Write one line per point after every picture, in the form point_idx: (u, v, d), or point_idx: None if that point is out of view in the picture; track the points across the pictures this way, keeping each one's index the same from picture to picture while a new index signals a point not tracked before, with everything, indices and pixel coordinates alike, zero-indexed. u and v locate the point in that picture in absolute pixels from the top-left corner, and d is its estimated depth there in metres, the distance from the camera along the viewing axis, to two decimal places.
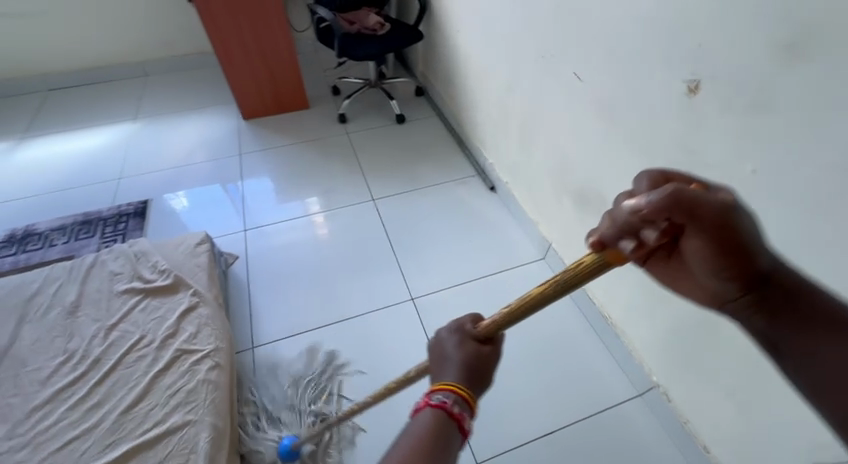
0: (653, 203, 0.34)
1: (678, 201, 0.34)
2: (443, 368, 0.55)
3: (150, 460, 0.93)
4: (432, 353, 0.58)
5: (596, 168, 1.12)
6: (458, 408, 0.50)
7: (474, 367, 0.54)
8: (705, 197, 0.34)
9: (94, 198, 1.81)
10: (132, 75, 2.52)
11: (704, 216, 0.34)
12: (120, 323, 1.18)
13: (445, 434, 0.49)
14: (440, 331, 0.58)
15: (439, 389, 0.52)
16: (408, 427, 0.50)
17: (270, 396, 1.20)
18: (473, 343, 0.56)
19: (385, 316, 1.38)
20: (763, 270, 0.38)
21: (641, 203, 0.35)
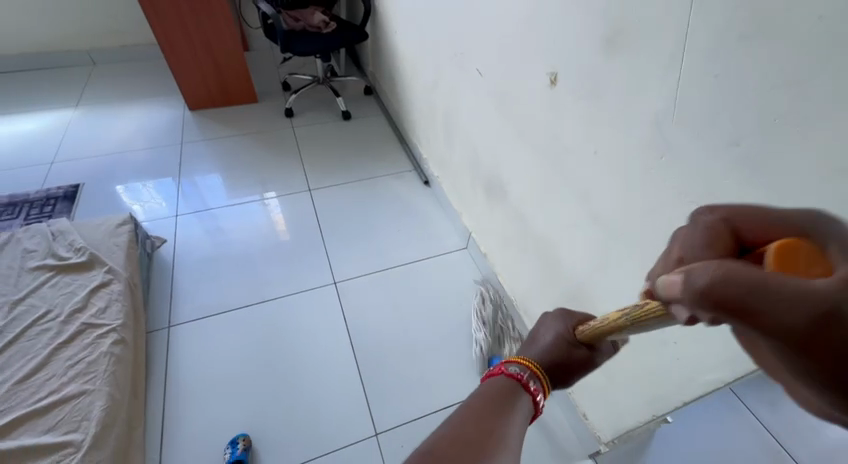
0: (692, 287, 0.26)
1: (715, 289, 0.24)
2: (531, 349, 0.59)
3: (38, 427, 0.94)
4: (528, 334, 0.63)
5: (497, 157, 1.20)
6: (533, 382, 0.54)
7: (560, 359, 0.56)
8: (758, 297, 0.23)
9: (22, 181, 1.78)
10: (78, 63, 2.49)
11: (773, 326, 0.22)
12: (27, 297, 1.18)
13: (513, 402, 0.52)
14: (543, 317, 0.63)
15: (519, 363, 0.56)
16: (480, 389, 0.54)
17: (179, 374, 1.21)
18: (566, 338, 0.57)
19: (307, 297, 1.43)
20: None
21: (675, 283, 0.28)
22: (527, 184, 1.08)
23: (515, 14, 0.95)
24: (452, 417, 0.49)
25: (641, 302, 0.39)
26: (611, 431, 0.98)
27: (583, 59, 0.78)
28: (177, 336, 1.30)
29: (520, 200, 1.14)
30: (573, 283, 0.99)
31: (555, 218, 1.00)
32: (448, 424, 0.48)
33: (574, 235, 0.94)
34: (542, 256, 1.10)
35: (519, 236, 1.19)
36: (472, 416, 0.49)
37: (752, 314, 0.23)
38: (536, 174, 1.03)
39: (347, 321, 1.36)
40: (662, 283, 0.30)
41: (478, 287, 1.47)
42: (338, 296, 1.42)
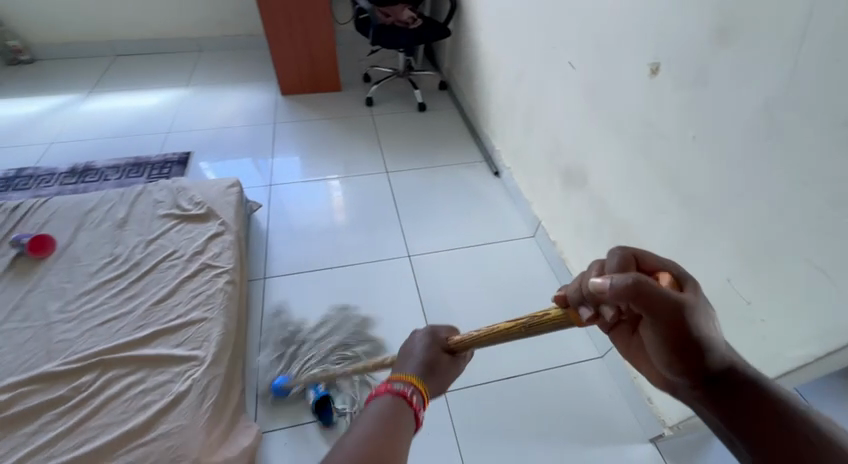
0: (615, 287, 0.42)
1: (636, 289, 0.41)
2: (406, 363, 0.61)
3: (170, 342, 1.12)
4: (402, 350, 0.66)
5: (580, 146, 1.26)
6: (415, 398, 0.56)
7: (431, 366, 0.61)
8: (661, 295, 0.42)
9: (143, 146, 2.06)
10: (188, 49, 2.81)
11: (659, 310, 0.43)
12: (158, 238, 1.39)
13: (402, 419, 0.53)
14: (414, 334, 0.66)
15: (400, 380, 0.57)
16: (366, 413, 0.54)
17: (274, 318, 1.38)
18: (441, 348, 0.64)
19: (383, 265, 1.56)
20: (713, 371, 0.47)
21: (604, 284, 0.43)
22: (611, 172, 1.13)
23: (618, 8, 1.01)
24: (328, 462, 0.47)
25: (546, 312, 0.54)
26: (677, 415, 1.02)
27: (689, 49, 0.83)
28: (272, 286, 1.47)
29: (601, 187, 1.19)
30: None
31: (637, 203, 1.05)
32: None
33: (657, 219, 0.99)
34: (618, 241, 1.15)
35: (595, 223, 1.24)
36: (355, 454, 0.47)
37: (655, 303, 0.42)
38: (622, 161, 1.08)
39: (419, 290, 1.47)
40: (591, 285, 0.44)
41: (543, 273, 1.52)
42: (412, 267, 1.54)
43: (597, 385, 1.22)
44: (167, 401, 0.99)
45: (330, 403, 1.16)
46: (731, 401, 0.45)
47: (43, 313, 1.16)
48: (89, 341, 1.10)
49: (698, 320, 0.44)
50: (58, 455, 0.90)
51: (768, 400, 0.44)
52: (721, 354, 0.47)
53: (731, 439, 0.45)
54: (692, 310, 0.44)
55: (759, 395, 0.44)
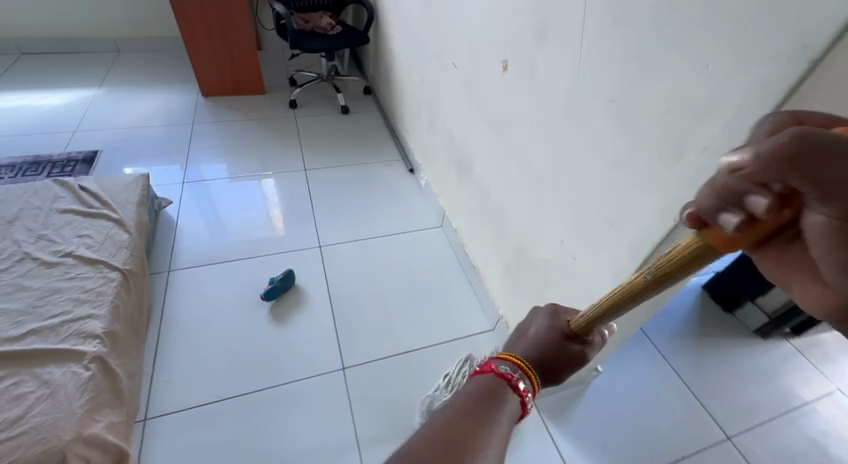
0: (761, 156, 0.28)
1: (794, 152, 0.27)
2: (519, 347, 0.67)
3: (51, 336, 1.07)
4: (517, 332, 0.71)
5: (466, 139, 1.40)
6: (523, 382, 0.61)
7: (550, 352, 0.64)
8: (839, 156, 0.25)
9: (45, 145, 1.96)
10: (104, 49, 2.72)
11: (842, 189, 0.26)
12: (48, 233, 1.33)
13: (498, 396, 0.58)
14: (537, 313, 0.71)
15: (509, 362, 0.63)
16: (467, 386, 0.61)
17: (176, 310, 1.38)
18: (550, 330, 0.66)
19: (294, 256, 1.60)
20: None
21: (743, 160, 0.30)
22: (487, 159, 1.27)
23: (480, 14, 1.16)
24: (432, 421, 0.55)
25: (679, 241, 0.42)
26: None
27: (524, 48, 0.98)
28: (177, 280, 1.46)
29: (482, 175, 1.33)
30: (517, 241, 1.18)
31: (504, 186, 1.20)
32: (437, 430, 0.53)
33: (517, 198, 1.13)
34: (496, 222, 1.29)
35: (481, 207, 1.38)
36: (456, 420, 0.54)
37: (825, 171, 0.26)
38: (493, 149, 1.22)
39: (328, 278, 1.53)
40: (727, 164, 0.31)
41: (447, 258, 1.64)
42: (322, 256, 1.60)
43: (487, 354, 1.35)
44: (45, 389, 0.98)
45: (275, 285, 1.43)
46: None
47: None
48: None
49: None
50: None
51: None
52: None
53: None
54: None
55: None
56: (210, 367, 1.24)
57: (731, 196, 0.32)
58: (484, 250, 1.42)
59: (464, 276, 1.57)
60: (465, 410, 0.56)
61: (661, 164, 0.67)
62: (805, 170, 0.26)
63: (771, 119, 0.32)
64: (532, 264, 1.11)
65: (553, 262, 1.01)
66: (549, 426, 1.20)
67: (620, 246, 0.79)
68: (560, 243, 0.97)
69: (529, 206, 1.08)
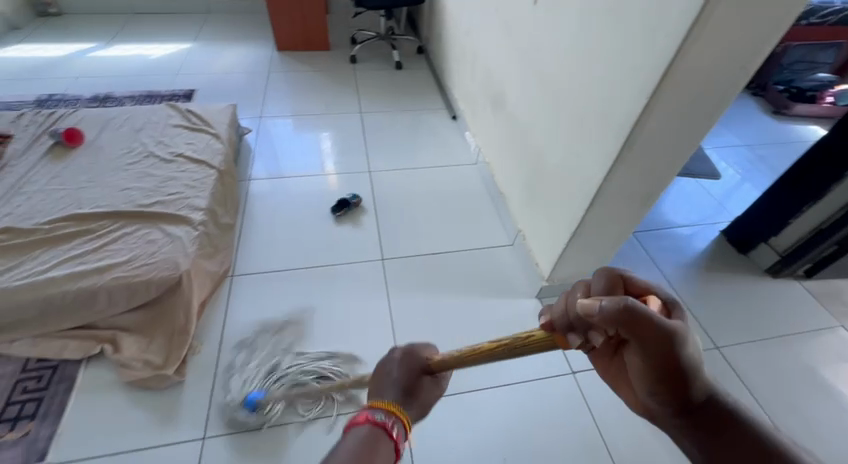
0: (604, 311, 0.42)
1: (628, 316, 0.41)
2: (383, 391, 0.64)
3: (170, 206, 1.43)
4: (377, 373, 0.70)
5: (500, 75, 1.60)
6: (396, 428, 0.58)
7: (408, 386, 0.66)
8: (647, 321, 0.42)
9: (155, 84, 2.39)
10: (197, 10, 3.15)
11: (648, 339, 0.43)
12: (165, 140, 1.70)
13: (374, 448, 0.54)
14: (393, 352, 0.71)
15: (383, 409, 0.60)
16: (340, 445, 0.54)
17: (254, 207, 1.71)
18: (417, 368, 0.69)
19: (348, 177, 1.89)
20: (693, 397, 0.47)
21: (594, 308, 0.44)
22: (516, 90, 1.47)
23: None
24: None
25: (531, 333, 0.55)
26: (549, 267, 1.36)
27: None
28: (253, 187, 1.81)
29: (511, 105, 1.53)
30: (536, 158, 1.37)
31: (529, 110, 1.39)
32: None
33: (538, 117, 1.32)
34: (521, 145, 1.49)
35: (510, 136, 1.58)
36: None
37: (643, 329, 0.42)
38: (521, 80, 1.42)
39: (374, 194, 1.81)
40: (581, 307, 0.45)
41: (478, 188, 1.86)
42: (371, 179, 1.87)
43: (505, 262, 1.55)
44: (168, 237, 1.33)
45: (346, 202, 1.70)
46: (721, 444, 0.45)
47: (74, 181, 1.50)
48: (110, 199, 1.43)
49: (683, 346, 0.44)
50: (90, 262, 1.24)
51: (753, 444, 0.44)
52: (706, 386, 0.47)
53: None
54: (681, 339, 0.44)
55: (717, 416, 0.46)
56: (278, 248, 1.56)
57: (579, 326, 0.47)
58: (510, 175, 1.62)
59: (491, 202, 1.78)
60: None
61: (639, 55, 0.84)
62: (630, 330, 0.42)
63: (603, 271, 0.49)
64: (547, 172, 1.30)
65: (562, 165, 1.20)
66: None
67: (608, 134, 0.97)
68: (570, 146, 1.15)
69: (546, 123, 1.27)
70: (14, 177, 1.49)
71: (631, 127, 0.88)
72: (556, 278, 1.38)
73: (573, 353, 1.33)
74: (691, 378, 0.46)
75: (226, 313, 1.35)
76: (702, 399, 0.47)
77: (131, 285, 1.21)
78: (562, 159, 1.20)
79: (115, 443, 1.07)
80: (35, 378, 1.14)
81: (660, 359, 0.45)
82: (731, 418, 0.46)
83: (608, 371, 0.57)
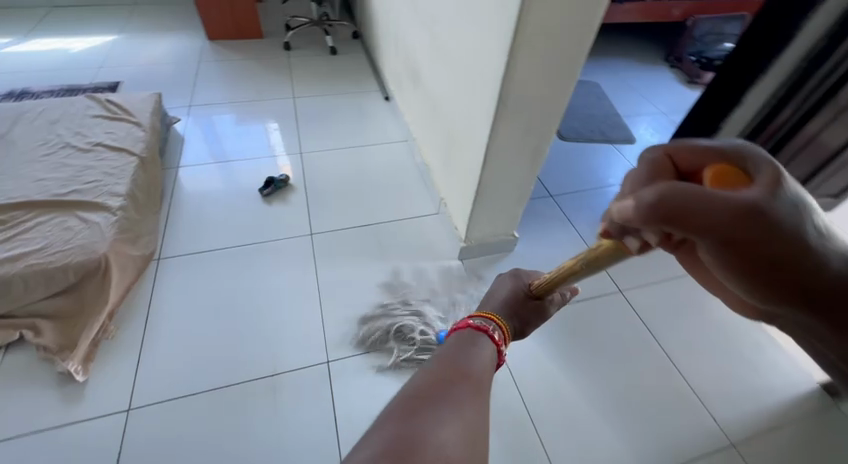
0: (639, 209, 0.35)
1: (666, 207, 0.33)
2: (493, 308, 0.79)
3: (87, 193, 1.42)
4: (489, 295, 0.86)
5: (415, 51, 1.66)
6: (496, 333, 0.70)
7: (513, 307, 0.80)
8: (701, 201, 0.32)
9: (77, 77, 2.31)
10: (122, 2, 3.04)
11: (711, 227, 0.32)
12: (83, 130, 1.68)
13: (476, 340, 0.67)
14: (500, 280, 0.88)
15: (483, 318, 0.74)
16: (447, 342, 0.68)
17: (183, 193, 1.72)
18: (520, 293, 0.83)
19: (279, 160, 1.92)
20: (827, 283, 0.31)
21: (629, 209, 0.37)
22: (426, 64, 1.55)
23: None
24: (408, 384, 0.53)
25: (595, 244, 0.55)
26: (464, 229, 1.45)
27: None
28: (181, 173, 1.81)
29: (425, 80, 1.61)
30: (446, 126, 1.46)
31: (437, 82, 1.47)
32: (430, 383, 0.52)
33: (444, 88, 1.41)
34: (435, 116, 1.57)
35: (427, 109, 1.66)
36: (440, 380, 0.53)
37: (695, 221, 0.32)
38: (429, 53, 1.49)
39: (305, 174, 1.85)
40: (617, 211, 0.38)
41: (408, 163, 1.93)
42: (302, 160, 1.91)
43: (430, 229, 1.64)
44: (85, 223, 1.33)
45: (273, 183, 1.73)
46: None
47: None
48: (24, 190, 1.41)
49: (773, 221, 0.30)
50: (2, 252, 1.23)
51: None
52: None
53: None
54: (762, 212, 0.30)
55: None
56: (206, 230, 1.58)
57: (631, 228, 0.44)
58: (431, 147, 1.71)
59: (419, 175, 1.86)
60: (435, 365, 0.57)
61: (498, 16, 0.93)
62: (673, 223, 0.34)
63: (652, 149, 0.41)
64: (454, 139, 1.39)
65: (463, 129, 1.29)
66: (472, 275, 1.50)
67: (487, 93, 1.06)
68: (467, 109, 1.23)
69: (449, 91, 1.36)
70: None
71: (500, 82, 0.98)
72: (472, 238, 1.48)
73: None
74: (809, 265, 0.31)
75: (152, 295, 1.36)
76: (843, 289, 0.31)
77: (48, 271, 1.21)
78: (462, 123, 1.29)
79: (37, 423, 1.07)
80: None
81: (734, 252, 0.33)
82: None
83: (694, 270, 0.45)
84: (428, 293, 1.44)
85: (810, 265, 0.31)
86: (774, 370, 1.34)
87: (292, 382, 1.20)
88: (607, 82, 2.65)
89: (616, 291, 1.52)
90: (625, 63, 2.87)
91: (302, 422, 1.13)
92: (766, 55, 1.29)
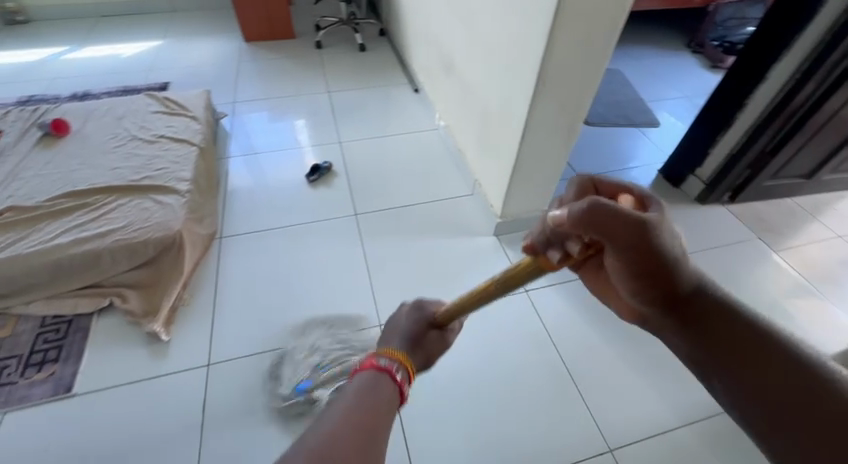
0: (573, 218, 0.48)
1: (593, 218, 0.47)
2: (394, 343, 0.76)
3: (158, 179, 1.58)
4: (390, 325, 0.84)
5: (448, 42, 1.77)
6: (400, 372, 0.68)
7: (419, 340, 0.79)
8: (618, 216, 0.47)
9: (130, 79, 2.50)
10: (164, 10, 3.25)
11: (622, 235, 0.48)
12: (147, 124, 1.84)
13: (377, 385, 0.64)
14: (401, 312, 0.86)
15: (386, 355, 0.70)
16: (348, 384, 0.64)
17: (236, 180, 1.87)
18: (420, 322, 0.82)
19: (320, 149, 2.05)
20: (683, 290, 0.52)
21: (562, 220, 0.50)
22: (460, 54, 1.65)
23: None
24: (305, 440, 0.51)
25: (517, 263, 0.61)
26: (500, 206, 1.55)
27: None
28: (232, 163, 1.96)
29: (459, 69, 1.71)
30: (482, 111, 1.56)
31: (472, 69, 1.58)
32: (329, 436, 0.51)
33: (479, 74, 1.51)
34: (470, 102, 1.67)
35: (460, 96, 1.77)
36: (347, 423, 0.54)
37: (615, 232, 0.48)
38: (464, 43, 1.60)
39: (345, 162, 1.98)
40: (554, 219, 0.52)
41: (440, 149, 2.04)
42: (341, 149, 2.04)
43: (465, 208, 1.75)
44: (160, 204, 1.48)
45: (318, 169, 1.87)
46: (699, 329, 0.50)
47: (66, 165, 1.63)
48: (103, 177, 1.57)
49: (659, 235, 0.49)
50: (92, 229, 1.39)
51: (723, 311, 0.50)
52: (693, 277, 0.52)
53: (709, 381, 0.49)
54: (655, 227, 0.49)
55: (708, 308, 0.51)
56: (260, 212, 1.72)
57: (558, 239, 0.53)
58: (464, 132, 1.81)
59: (452, 160, 1.97)
60: (352, 405, 0.58)
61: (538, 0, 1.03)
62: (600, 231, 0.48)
63: (576, 182, 0.58)
64: (490, 122, 1.49)
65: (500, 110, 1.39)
66: (507, 250, 1.60)
67: (526, 73, 1.15)
68: (504, 91, 1.33)
69: (485, 76, 1.46)
70: (10, 165, 1.62)
71: (540, 62, 1.07)
72: (507, 214, 1.57)
73: None
74: (679, 271, 0.52)
75: (219, 269, 1.51)
76: (691, 291, 0.52)
77: (132, 246, 1.37)
78: (499, 105, 1.39)
79: (131, 375, 1.23)
80: (54, 331, 1.29)
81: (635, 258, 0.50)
82: (712, 303, 0.51)
83: (592, 282, 0.67)
84: (467, 265, 1.55)
85: (672, 273, 0.51)
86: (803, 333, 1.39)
87: (349, 342, 1.32)
88: (628, 68, 2.71)
89: None
90: (647, 50, 2.92)
91: None
92: (785, 36, 1.35)
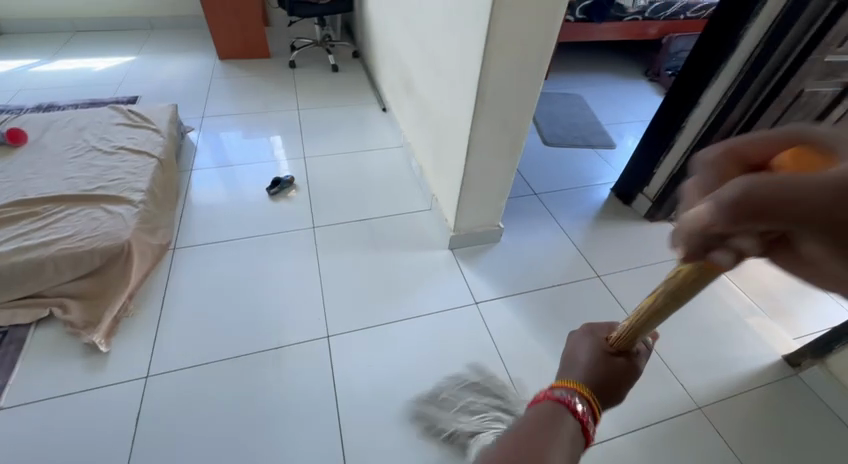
0: (714, 217, 0.29)
1: (741, 204, 0.27)
2: (574, 368, 0.61)
3: (112, 189, 1.57)
4: (566, 358, 0.66)
5: (408, 63, 1.84)
6: (582, 405, 0.54)
7: (609, 373, 0.60)
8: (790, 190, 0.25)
9: (99, 92, 2.51)
10: (141, 27, 3.30)
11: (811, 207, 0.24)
12: (108, 136, 1.84)
13: (558, 417, 0.53)
14: (575, 337, 0.67)
15: (562, 386, 0.57)
16: (527, 414, 0.56)
17: (196, 192, 1.87)
18: (602, 351, 0.62)
19: (285, 163, 2.08)
20: None
21: (706, 218, 0.30)
22: (418, 74, 1.72)
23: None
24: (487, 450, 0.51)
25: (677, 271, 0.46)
26: (453, 219, 1.58)
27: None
28: (194, 175, 1.97)
29: (418, 88, 1.78)
30: (436, 127, 1.61)
31: (427, 88, 1.64)
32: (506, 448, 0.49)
33: (433, 92, 1.57)
34: (426, 119, 1.73)
35: (420, 114, 1.83)
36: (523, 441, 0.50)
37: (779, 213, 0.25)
38: (421, 63, 1.67)
39: (309, 176, 2.01)
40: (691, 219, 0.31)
41: (403, 166, 2.09)
42: (306, 163, 2.07)
43: (422, 222, 1.78)
44: (111, 214, 1.47)
45: (279, 183, 1.89)
46: None
47: (19, 174, 1.61)
48: (55, 187, 1.56)
49: None
50: (37, 238, 1.37)
51: None
52: None
53: None
54: None
55: None
56: (217, 224, 1.72)
57: (713, 244, 0.32)
58: (423, 148, 1.87)
59: (414, 177, 2.02)
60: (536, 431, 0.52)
61: (474, 24, 1.10)
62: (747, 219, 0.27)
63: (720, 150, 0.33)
64: (443, 137, 1.54)
65: (449, 126, 1.45)
66: (461, 263, 1.63)
67: (467, 91, 1.21)
68: (452, 108, 1.38)
69: (437, 94, 1.52)
70: None
71: (478, 80, 1.13)
72: (461, 228, 1.61)
73: (478, 288, 1.55)
74: None
75: (169, 280, 1.49)
76: None
77: (77, 255, 1.35)
78: (448, 121, 1.45)
79: (65, 388, 1.19)
80: None
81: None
82: None
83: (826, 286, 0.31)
84: (420, 277, 1.57)
85: None
86: (740, 346, 1.45)
87: (296, 354, 1.32)
88: (589, 94, 2.85)
89: (594, 275, 1.64)
90: (608, 78, 3.08)
91: (304, 388, 1.24)
92: (715, 61, 1.45)
